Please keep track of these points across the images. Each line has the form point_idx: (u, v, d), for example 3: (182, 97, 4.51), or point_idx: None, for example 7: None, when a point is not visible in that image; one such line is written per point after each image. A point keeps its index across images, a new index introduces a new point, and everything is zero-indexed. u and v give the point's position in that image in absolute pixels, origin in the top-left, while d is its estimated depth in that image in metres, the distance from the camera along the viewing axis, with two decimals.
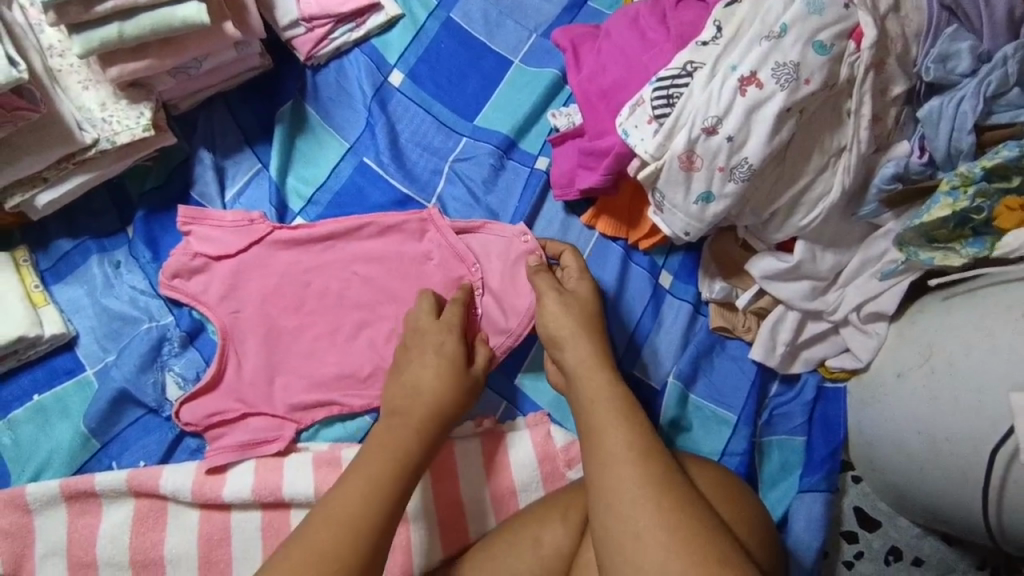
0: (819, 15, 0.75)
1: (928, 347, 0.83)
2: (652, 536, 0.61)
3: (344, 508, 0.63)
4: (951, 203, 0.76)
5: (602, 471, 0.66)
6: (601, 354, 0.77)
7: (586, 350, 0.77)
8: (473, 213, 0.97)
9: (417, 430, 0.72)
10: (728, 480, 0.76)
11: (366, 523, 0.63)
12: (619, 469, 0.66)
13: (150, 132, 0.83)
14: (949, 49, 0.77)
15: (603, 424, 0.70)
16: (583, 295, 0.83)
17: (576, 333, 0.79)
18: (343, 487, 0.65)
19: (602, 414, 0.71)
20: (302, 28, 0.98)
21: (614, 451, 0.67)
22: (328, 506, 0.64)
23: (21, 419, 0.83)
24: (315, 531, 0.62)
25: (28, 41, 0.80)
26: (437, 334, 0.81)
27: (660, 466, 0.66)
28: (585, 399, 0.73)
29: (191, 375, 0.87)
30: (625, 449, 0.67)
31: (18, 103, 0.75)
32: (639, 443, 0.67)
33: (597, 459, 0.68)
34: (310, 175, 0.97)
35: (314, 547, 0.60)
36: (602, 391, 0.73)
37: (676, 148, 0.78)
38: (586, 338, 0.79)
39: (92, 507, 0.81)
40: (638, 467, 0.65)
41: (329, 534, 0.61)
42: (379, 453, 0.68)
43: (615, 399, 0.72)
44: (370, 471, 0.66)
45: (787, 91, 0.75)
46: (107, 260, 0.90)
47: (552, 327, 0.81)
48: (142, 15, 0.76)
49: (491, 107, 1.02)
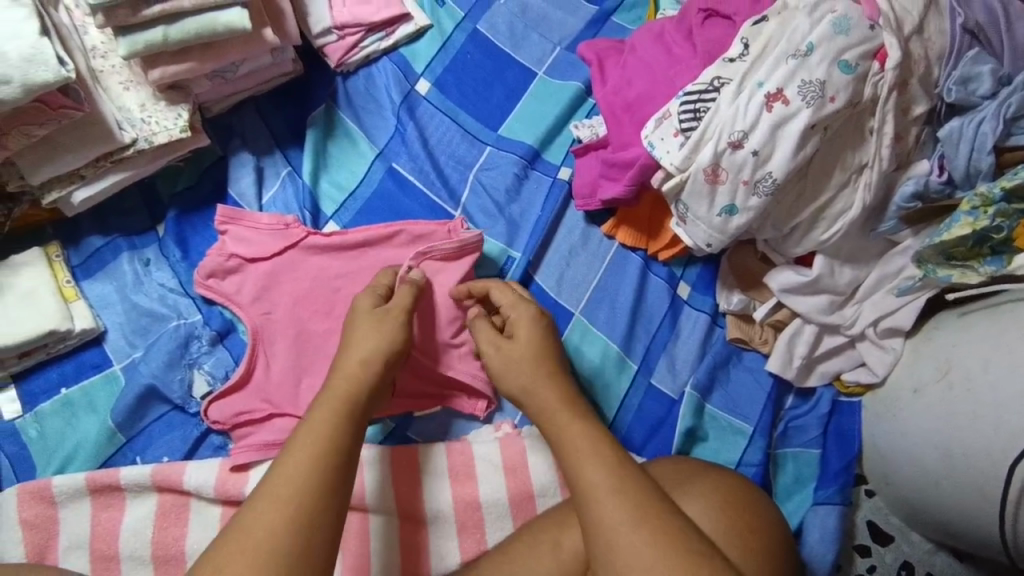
0: (845, 35, 0.77)
1: (945, 363, 0.84)
2: (655, 569, 0.60)
3: (256, 526, 0.60)
4: (971, 222, 0.78)
5: (589, 505, 0.65)
6: (566, 392, 0.75)
7: (551, 396, 0.75)
8: (496, 222, 0.98)
9: (339, 420, 0.69)
10: (730, 499, 0.75)
11: (292, 516, 0.61)
12: (603, 505, 0.64)
13: (187, 133, 0.85)
14: (970, 71, 0.79)
15: (579, 457, 0.68)
16: (527, 340, 0.79)
17: (527, 389, 0.76)
18: (260, 500, 0.62)
19: (575, 445, 0.69)
20: (334, 35, 1.01)
21: (595, 484, 0.65)
22: (270, 486, 0.63)
23: (48, 412, 0.85)
24: (247, 525, 0.60)
25: (73, 42, 0.82)
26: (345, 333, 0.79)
27: (647, 494, 0.65)
28: (558, 435, 0.71)
29: (220, 374, 0.88)
30: (607, 480, 0.66)
31: (64, 101, 0.77)
32: (621, 472, 0.66)
33: (581, 492, 0.66)
34: (343, 180, 0.99)
35: (253, 527, 0.60)
36: (576, 432, 0.71)
37: (702, 161, 0.80)
38: (545, 383, 0.76)
39: (116, 501, 0.82)
40: (627, 497, 0.64)
41: (264, 512, 0.61)
42: (302, 449, 0.65)
43: (592, 431, 0.70)
44: (291, 478, 0.63)
45: (812, 107, 0.76)
46: (137, 257, 0.92)
47: (506, 388, 0.78)
48: (187, 19, 0.78)
49: (515, 117, 1.04)
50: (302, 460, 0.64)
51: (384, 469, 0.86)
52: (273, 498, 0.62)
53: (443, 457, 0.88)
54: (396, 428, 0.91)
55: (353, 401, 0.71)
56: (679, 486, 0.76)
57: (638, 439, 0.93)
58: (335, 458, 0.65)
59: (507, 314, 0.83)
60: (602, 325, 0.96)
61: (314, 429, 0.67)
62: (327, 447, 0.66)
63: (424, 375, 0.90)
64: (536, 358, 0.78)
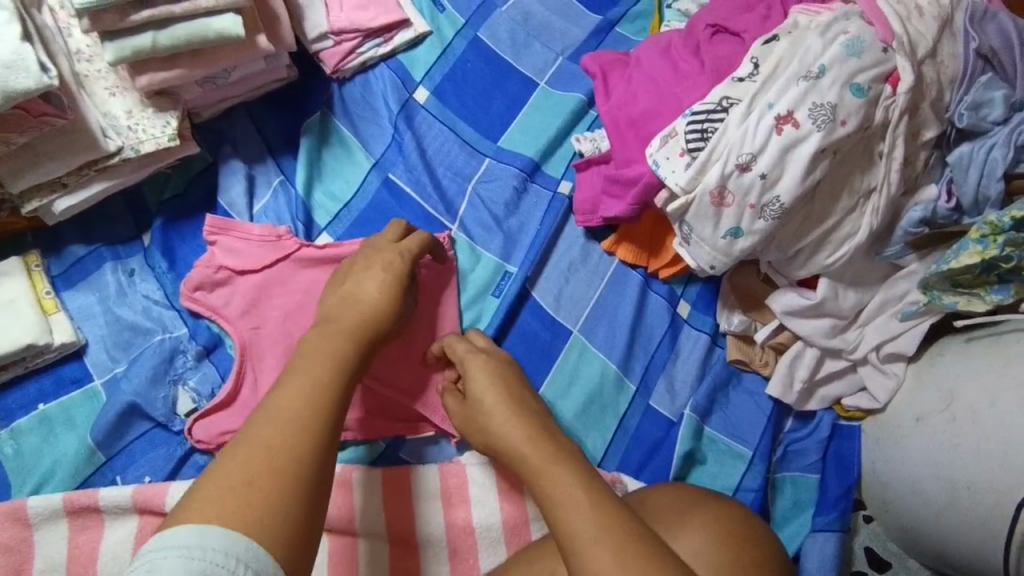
0: (858, 57, 0.75)
1: (949, 394, 0.83)
2: None
3: (268, 440, 0.58)
4: (980, 251, 0.76)
5: (573, 553, 0.61)
6: (537, 430, 0.71)
7: (519, 439, 0.71)
8: (492, 237, 0.96)
9: (333, 363, 0.67)
10: (725, 533, 0.74)
11: (304, 431, 0.60)
12: (593, 553, 0.60)
13: (175, 141, 0.82)
14: (982, 97, 0.77)
15: (562, 499, 0.64)
16: (475, 391, 0.77)
17: (486, 443, 0.76)
18: (254, 430, 0.59)
19: (559, 487, 0.65)
20: (331, 41, 0.98)
21: (576, 533, 0.61)
22: (274, 405, 0.62)
23: (24, 428, 0.81)
24: (259, 440, 0.58)
25: (57, 45, 0.79)
26: (339, 291, 0.78)
27: (642, 539, 0.61)
28: (533, 478, 0.68)
29: (206, 391, 0.85)
30: (589, 526, 0.61)
31: (45, 109, 0.74)
32: (609, 515, 0.62)
33: (564, 539, 0.62)
34: (337, 191, 0.96)
35: (261, 442, 0.58)
36: (560, 474, 0.66)
37: (709, 182, 0.78)
38: (508, 421, 0.73)
39: (95, 523, 0.78)
40: (624, 543, 0.60)
41: (275, 431, 0.59)
42: (308, 372, 0.65)
43: (569, 471, 0.66)
44: (297, 397, 0.62)
45: (823, 132, 0.74)
46: (121, 267, 0.89)
47: (476, 437, 0.77)
48: (177, 25, 0.75)
49: (516, 127, 1.02)
50: (299, 395, 0.63)
51: (374, 496, 0.83)
52: (276, 429, 0.59)
53: (435, 479, 0.86)
54: (388, 449, 0.88)
55: (343, 348, 0.69)
56: (678, 519, 0.75)
57: (634, 462, 0.91)
58: (336, 397, 0.64)
59: (460, 368, 0.82)
60: (601, 344, 0.94)
61: (307, 369, 0.66)
62: (324, 387, 0.64)
63: (396, 398, 0.88)
64: (487, 405, 0.75)
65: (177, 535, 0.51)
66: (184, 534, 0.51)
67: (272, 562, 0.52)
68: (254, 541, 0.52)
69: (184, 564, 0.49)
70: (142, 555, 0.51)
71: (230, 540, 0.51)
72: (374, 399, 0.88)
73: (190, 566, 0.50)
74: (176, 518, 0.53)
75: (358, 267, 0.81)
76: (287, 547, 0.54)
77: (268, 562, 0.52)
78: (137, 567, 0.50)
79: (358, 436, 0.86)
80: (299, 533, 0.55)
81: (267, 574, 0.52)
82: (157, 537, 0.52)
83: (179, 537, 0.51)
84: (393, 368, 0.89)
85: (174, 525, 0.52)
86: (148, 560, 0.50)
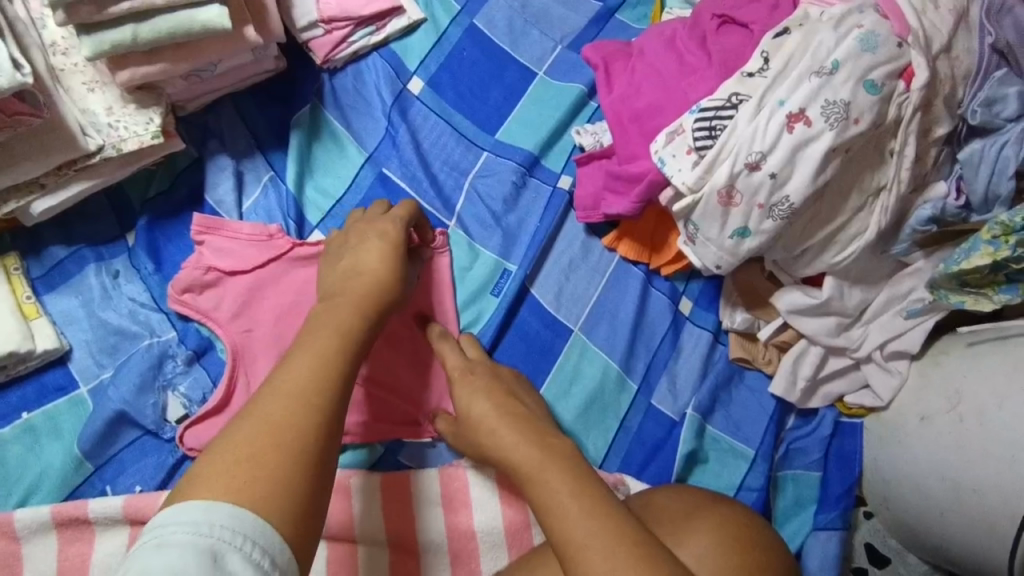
0: (872, 52, 0.73)
1: (955, 395, 0.82)
2: None
3: (273, 411, 0.56)
4: (992, 253, 0.74)
5: (567, 560, 0.59)
6: (531, 435, 0.69)
7: (512, 445, 0.69)
8: (490, 234, 0.93)
9: (342, 338, 0.65)
10: (732, 540, 0.72)
11: (302, 409, 0.57)
12: (585, 559, 0.58)
13: (159, 139, 0.79)
14: (996, 93, 0.75)
15: (549, 504, 0.62)
16: (473, 398, 0.76)
17: (480, 450, 0.74)
18: (256, 408, 0.57)
19: (550, 491, 0.63)
20: (321, 30, 0.94)
21: (568, 539, 0.59)
22: (279, 381, 0.59)
23: (7, 438, 0.78)
24: (265, 413, 0.56)
25: (31, 39, 0.75)
26: (339, 267, 0.77)
27: (636, 539, 0.59)
28: (524, 485, 0.66)
29: (197, 397, 0.82)
30: (580, 530, 0.59)
31: (19, 108, 0.70)
32: (604, 518, 0.60)
33: (557, 545, 0.60)
34: (328, 186, 0.92)
35: (269, 417, 0.56)
36: (550, 479, 0.64)
37: (717, 181, 0.75)
38: (509, 427, 0.71)
39: (85, 534, 0.75)
40: (618, 546, 0.58)
41: (282, 406, 0.57)
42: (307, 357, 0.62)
43: (564, 471, 0.64)
44: (302, 375, 0.60)
45: (835, 130, 0.72)
46: (105, 269, 0.85)
47: (472, 445, 0.76)
48: (158, 18, 0.71)
49: (514, 119, 0.98)
50: (300, 373, 0.60)
51: (372, 502, 0.81)
52: (280, 405, 0.57)
53: (434, 483, 0.84)
54: (386, 453, 0.85)
55: (350, 322, 0.67)
56: (681, 524, 0.74)
57: (636, 462, 0.89)
58: (338, 367, 0.62)
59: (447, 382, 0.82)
60: (603, 342, 0.92)
61: (310, 346, 0.63)
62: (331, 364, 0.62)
63: (396, 400, 0.85)
64: (487, 410, 0.73)
65: (182, 511, 0.49)
66: (192, 509, 0.49)
67: (280, 538, 0.50)
68: (261, 517, 0.50)
69: (193, 540, 0.47)
70: (147, 532, 0.49)
71: (236, 517, 0.49)
72: (376, 402, 0.85)
73: (198, 542, 0.47)
74: (179, 495, 0.51)
75: (357, 240, 0.79)
76: (293, 525, 0.51)
77: (275, 538, 0.50)
78: (144, 542, 0.48)
79: (360, 441, 0.83)
80: (305, 509, 0.52)
81: (276, 550, 0.49)
82: (163, 513, 0.49)
83: (186, 512, 0.49)
84: (391, 371, 0.86)
85: (179, 501, 0.50)
86: (156, 536, 0.48)
